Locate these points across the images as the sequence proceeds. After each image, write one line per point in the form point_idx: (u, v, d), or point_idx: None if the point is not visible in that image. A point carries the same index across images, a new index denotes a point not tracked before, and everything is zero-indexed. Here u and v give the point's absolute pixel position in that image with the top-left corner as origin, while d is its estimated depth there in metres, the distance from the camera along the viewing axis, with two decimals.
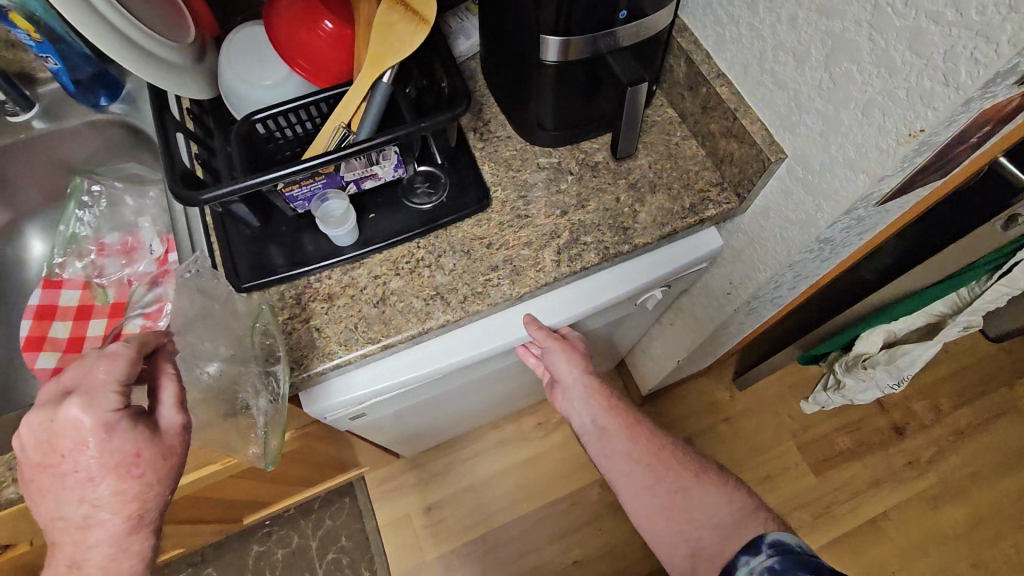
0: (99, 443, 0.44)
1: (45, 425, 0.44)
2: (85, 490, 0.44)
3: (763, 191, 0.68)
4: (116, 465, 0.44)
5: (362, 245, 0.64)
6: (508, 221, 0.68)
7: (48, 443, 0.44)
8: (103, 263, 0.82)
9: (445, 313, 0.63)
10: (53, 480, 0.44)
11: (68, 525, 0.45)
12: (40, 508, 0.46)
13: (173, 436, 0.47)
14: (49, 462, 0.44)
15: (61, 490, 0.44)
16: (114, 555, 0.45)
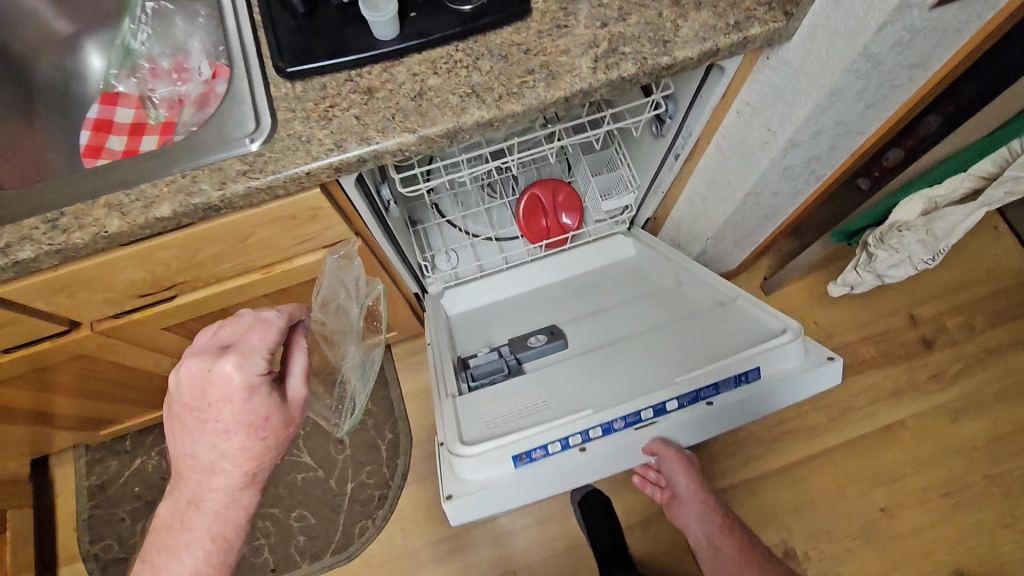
0: (243, 400, 0.59)
1: (203, 373, 0.59)
2: (220, 438, 0.60)
3: (811, 9, 0.65)
4: (248, 423, 0.60)
5: (402, 40, 0.66)
6: (547, 30, 0.68)
7: (201, 394, 0.59)
8: (154, 83, 0.86)
9: (479, 110, 0.64)
10: (197, 423, 0.61)
11: (200, 459, 0.61)
12: (180, 438, 0.63)
13: (295, 403, 0.62)
14: (198, 406, 0.60)
15: (202, 432, 0.60)
16: (230, 495, 0.63)
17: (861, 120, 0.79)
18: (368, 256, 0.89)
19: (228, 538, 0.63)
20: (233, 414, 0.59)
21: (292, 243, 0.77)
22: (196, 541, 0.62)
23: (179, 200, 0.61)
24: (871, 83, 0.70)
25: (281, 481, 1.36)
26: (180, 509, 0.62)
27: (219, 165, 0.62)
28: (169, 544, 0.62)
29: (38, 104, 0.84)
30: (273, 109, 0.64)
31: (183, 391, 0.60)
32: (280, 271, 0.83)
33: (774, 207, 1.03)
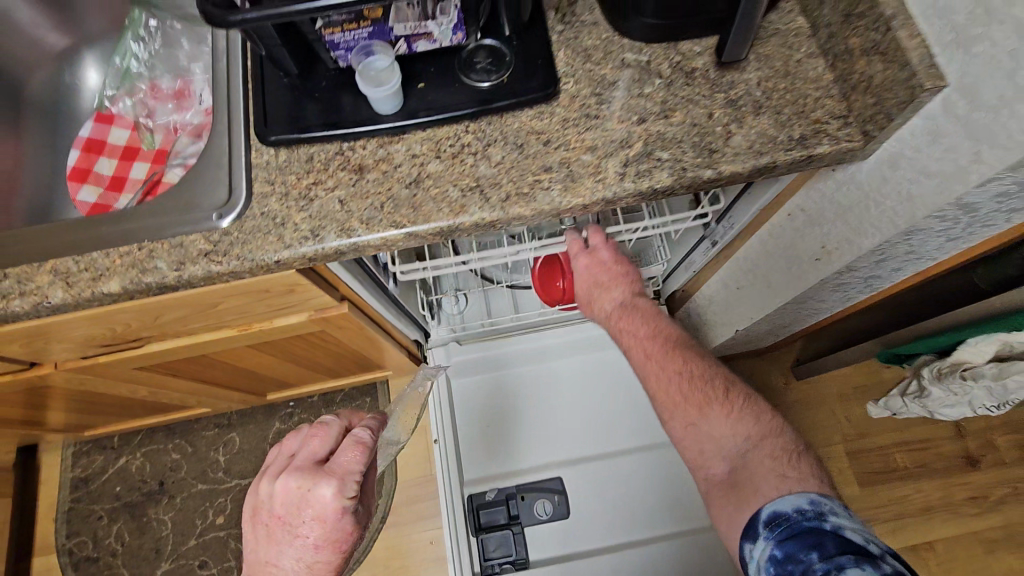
0: (332, 521, 0.51)
1: (301, 492, 0.50)
2: (303, 556, 0.51)
3: (896, 133, 0.53)
4: (332, 541, 0.51)
5: (404, 115, 0.57)
6: (573, 119, 0.58)
7: (296, 514, 0.51)
8: (153, 105, 0.79)
9: (480, 209, 0.55)
10: (284, 536, 0.51)
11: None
12: (261, 552, 0.53)
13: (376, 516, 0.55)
14: (289, 521, 0.51)
15: (289, 548, 0.51)
16: None
17: (937, 250, 0.67)
18: (359, 318, 0.81)
19: None
20: (322, 535, 0.50)
21: (271, 311, 0.70)
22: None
23: (131, 276, 0.54)
24: (958, 225, 0.58)
25: None
26: None
27: (181, 240, 0.55)
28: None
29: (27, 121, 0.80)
30: (251, 179, 0.57)
31: (272, 506, 0.51)
32: (258, 332, 0.76)
33: (820, 310, 0.91)
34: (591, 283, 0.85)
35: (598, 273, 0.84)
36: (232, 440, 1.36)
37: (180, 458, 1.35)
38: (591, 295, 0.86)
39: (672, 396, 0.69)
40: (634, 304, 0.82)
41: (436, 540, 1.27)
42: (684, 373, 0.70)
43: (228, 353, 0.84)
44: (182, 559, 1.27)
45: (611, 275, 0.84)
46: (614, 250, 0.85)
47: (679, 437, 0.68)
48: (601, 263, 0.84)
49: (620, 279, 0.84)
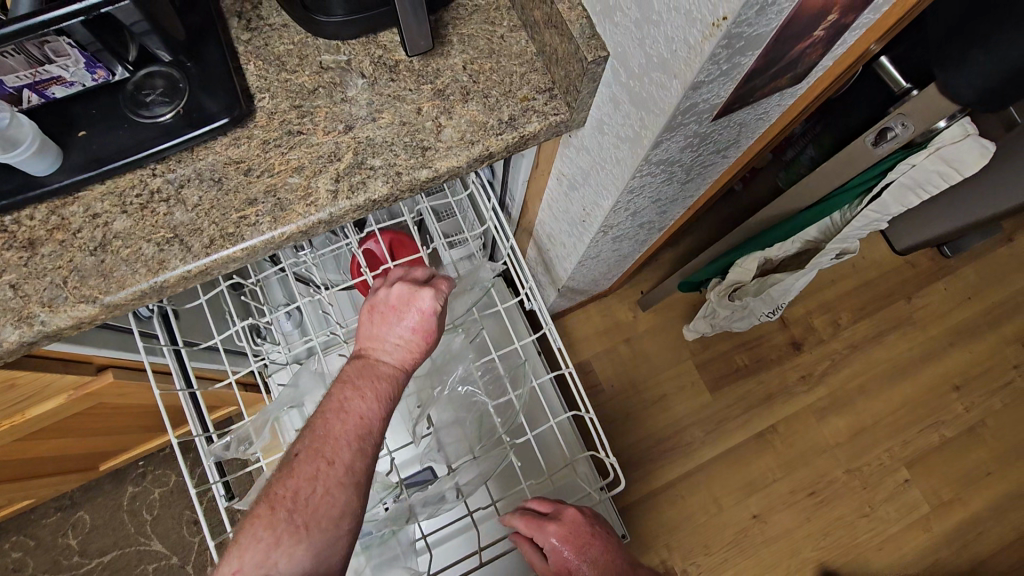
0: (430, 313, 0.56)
1: (409, 288, 0.57)
2: (407, 334, 0.56)
3: (594, 100, 0.54)
4: (427, 332, 0.56)
5: (68, 172, 0.50)
6: (274, 138, 0.54)
7: (406, 299, 0.56)
8: None
9: (181, 260, 0.50)
10: (390, 317, 0.56)
11: (384, 348, 0.55)
12: (363, 330, 0.56)
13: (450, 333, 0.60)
14: (400, 308, 0.56)
15: (395, 327, 0.55)
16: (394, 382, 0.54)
17: (681, 193, 0.71)
18: (138, 380, 0.74)
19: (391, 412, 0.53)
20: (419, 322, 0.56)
21: (8, 406, 0.62)
22: (374, 387, 0.52)
23: None
24: (676, 172, 0.61)
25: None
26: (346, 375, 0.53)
27: None
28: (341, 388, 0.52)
29: None
30: None
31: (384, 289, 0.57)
32: (10, 427, 0.67)
33: (623, 255, 0.96)
34: (563, 558, 0.61)
35: (578, 553, 0.61)
36: (82, 519, 1.24)
37: (24, 555, 1.21)
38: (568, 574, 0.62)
39: None
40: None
41: None
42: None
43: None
44: None
45: (587, 548, 0.61)
46: (583, 514, 0.62)
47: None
48: (576, 532, 0.61)
49: (599, 555, 0.61)
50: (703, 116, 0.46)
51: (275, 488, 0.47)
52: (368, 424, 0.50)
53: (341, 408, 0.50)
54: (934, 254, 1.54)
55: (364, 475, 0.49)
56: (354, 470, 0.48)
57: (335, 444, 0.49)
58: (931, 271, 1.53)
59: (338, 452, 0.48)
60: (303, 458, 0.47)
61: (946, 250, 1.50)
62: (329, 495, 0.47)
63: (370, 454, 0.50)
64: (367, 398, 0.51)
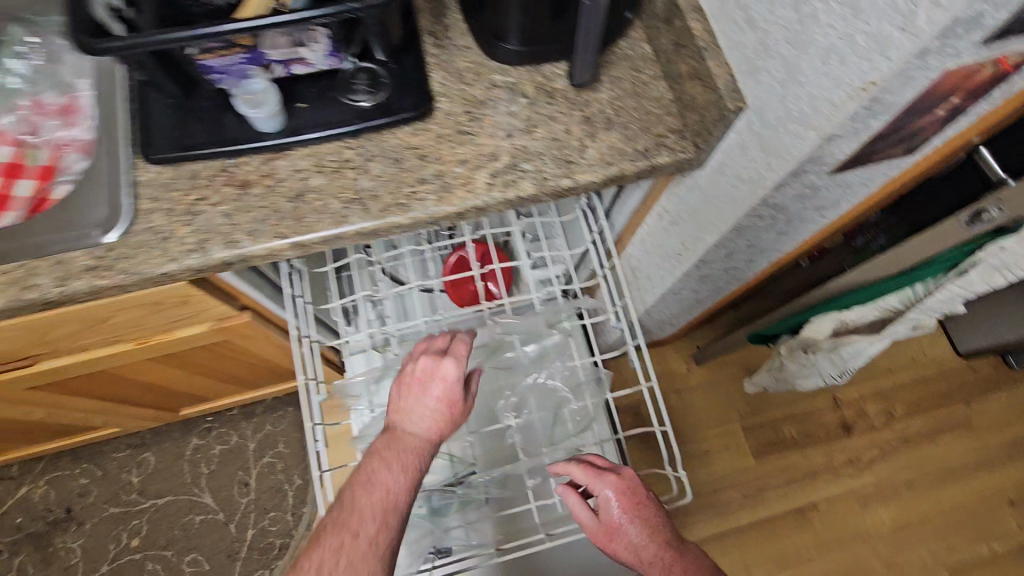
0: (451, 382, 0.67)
1: (433, 361, 0.68)
2: (432, 405, 0.66)
3: (720, 145, 0.63)
4: (449, 401, 0.66)
5: (286, 133, 0.61)
6: (447, 133, 0.64)
7: (430, 373, 0.67)
8: (37, 121, 0.80)
9: (361, 218, 0.60)
10: (417, 389, 0.67)
11: (411, 416, 0.65)
12: (394, 401, 0.67)
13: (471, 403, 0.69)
14: (424, 379, 0.67)
15: (421, 398, 0.66)
16: (416, 454, 0.63)
17: (773, 244, 0.78)
18: (263, 327, 0.84)
19: (413, 481, 0.61)
20: (442, 392, 0.66)
21: (168, 323, 0.72)
22: (398, 459, 0.62)
23: (12, 292, 0.55)
24: (779, 220, 0.69)
25: (178, 522, 1.28)
26: (378, 449, 0.63)
27: (63, 256, 0.57)
28: (370, 463, 0.61)
29: None
30: (136, 196, 0.59)
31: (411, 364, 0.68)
32: (156, 344, 0.77)
33: (699, 300, 1.02)
34: (615, 513, 0.65)
35: (633, 511, 0.65)
36: (147, 460, 1.33)
37: (89, 483, 1.30)
38: (612, 538, 0.65)
39: None
40: (676, 548, 0.63)
41: None
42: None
43: (127, 368, 0.84)
44: None
45: (640, 505, 0.65)
46: (639, 478, 0.68)
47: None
48: (633, 489, 0.66)
49: (650, 515, 0.65)
50: (824, 166, 0.54)
51: (306, 556, 0.56)
52: (392, 499, 0.59)
53: (368, 483, 0.60)
54: (998, 362, 1.52)
55: (386, 545, 0.57)
56: (378, 540, 0.57)
57: (360, 517, 0.57)
58: (994, 378, 1.51)
59: (362, 525, 0.57)
60: (331, 531, 0.57)
61: (1012, 361, 1.49)
62: (366, 551, 0.56)
63: (392, 525, 0.58)
64: (392, 471, 0.61)
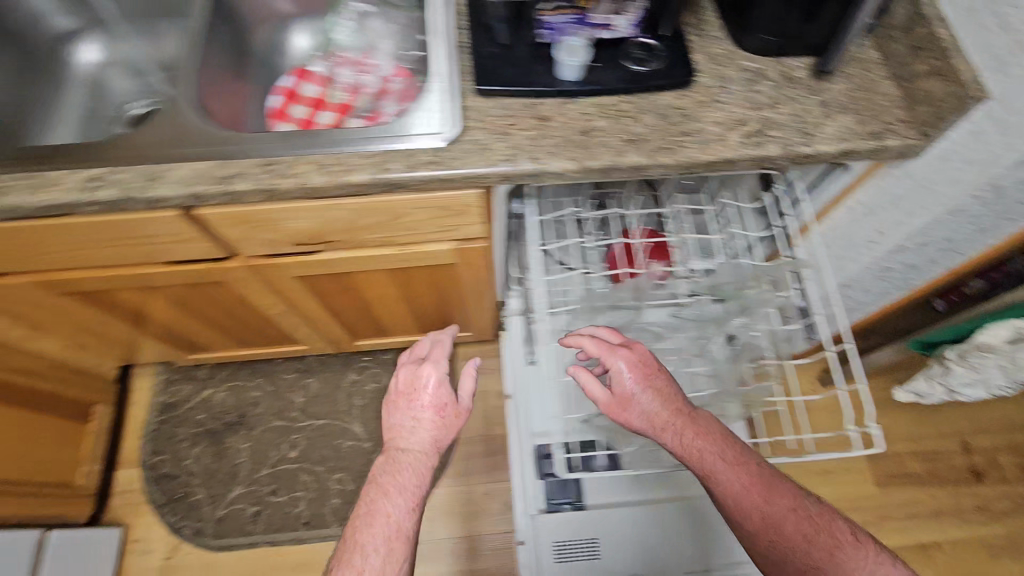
0: (436, 385, 0.79)
1: (412, 373, 0.81)
2: (422, 412, 0.78)
3: (948, 135, 0.73)
4: (438, 404, 0.78)
5: (581, 83, 0.76)
6: (705, 101, 0.77)
7: (413, 382, 0.80)
8: (339, 69, 1.00)
9: (636, 155, 0.74)
10: (404, 403, 0.79)
11: (405, 426, 0.77)
12: (388, 422, 0.79)
13: (467, 409, 0.80)
14: (408, 392, 0.80)
15: (410, 408, 0.78)
16: (415, 468, 0.73)
17: (967, 243, 0.85)
18: (484, 258, 0.98)
19: (417, 495, 0.70)
20: (429, 398, 0.78)
21: (434, 231, 0.87)
22: (395, 483, 0.70)
23: (374, 172, 0.72)
24: (989, 211, 0.78)
25: (330, 442, 1.44)
26: (378, 473, 0.72)
27: (410, 151, 0.73)
28: (372, 489, 0.70)
29: (247, 68, 0.97)
30: (462, 115, 0.75)
31: (396, 383, 0.81)
32: (411, 252, 0.93)
33: (862, 302, 1.09)
34: (629, 384, 0.74)
35: (645, 379, 0.75)
36: (310, 385, 1.50)
37: (261, 395, 1.48)
38: (626, 406, 0.74)
39: (774, 518, 0.67)
40: (693, 415, 0.73)
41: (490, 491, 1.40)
42: (757, 481, 0.69)
43: (370, 274, 1.01)
44: (255, 484, 1.39)
45: (652, 376, 0.75)
46: (652, 356, 0.78)
47: (791, 556, 0.66)
48: (646, 361, 0.76)
49: (662, 384, 0.75)
50: None
51: None
52: (395, 522, 0.67)
53: (372, 514, 0.67)
54: None
55: (401, 563, 0.65)
56: (392, 561, 0.64)
57: (369, 544, 0.65)
58: None
59: (366, 556, 0.64)
60: (345, 564, 0.63)
61: None
62: (392, 536, 0.66)
63: (402, 550, 0.65)
64: (391, 495, 0.69)
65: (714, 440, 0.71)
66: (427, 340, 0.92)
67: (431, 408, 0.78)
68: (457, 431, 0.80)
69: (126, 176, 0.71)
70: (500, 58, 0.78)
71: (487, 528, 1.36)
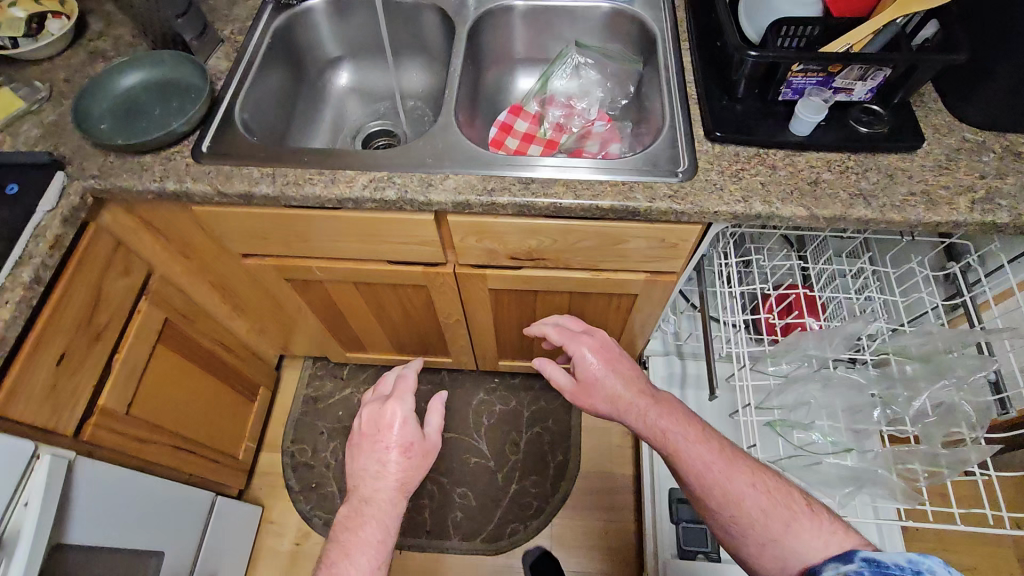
0: (403, 423, 0.79)
1: (377, 413, 0.81)
2: (395, 456, 0.77)
3: None
4: (406, 444, 0.78)
5: (810, 139, 0.83)
6: (930, 166, 0.82)
7: (377, 421, 0.80)
8: (549, 109, 1.12)
9: (864, 209, 0.78)
10: (369, 444, 0.79)
11: (370, 470, 0.77)
12: (354, 464, 0.79)
13: (435, 443, 0.81)
14: (373, 432, 0.79)
15: (376, 452, 0.78)
16: (383, 509, 0.75)
17: None
18: (666, 292, 1.04)
19: (388, 542, 0.73)
20: (398, 435, 0.77)
21: (638, 261, 0.94)
22: (361, 529, 0.72)
23: (619, 199, 0.80)
24: None
25: (457, 456, 1.49)
26: (350, 515, 0.74)
27: (651, 184, 0.81)
28: (338, 550, 0.71)
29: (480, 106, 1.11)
30: (696, 157, 0.83)
31: (360, 423, 0.81)
32: (606, 278, 0.99)
33: None
34: (595, 369, 0.91)
35: (608, 364, 0.92)
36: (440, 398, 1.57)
37: None
38: (594, 388, 0.90)
39: (738, 487, 0.76)
40: (652, 397, 0.87)
41: (610, 530, 1.39)
42: (717, 458, 0.80)
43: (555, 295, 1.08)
44: None
45: (615, 361, 0.92)
46: (611, 344, 0.95)
47: (748, 525, 0.74)
48: (607, 347, 0.93)
49: (625, 370, 0.91)
50: None
51: None
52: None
53: (338, 569, 0.69)
54: None
55: None
56: None
57: None
58: None
59: None
60: None
61: None
62: (382, 537, 0.72)
63: None
64: (353, 556, 0.70)
65: (677, 422, 0.83)
66: (388, 372, 0.89)
67: (397, 449, 0.77)
68: (428, 465, 0.80)
69: (406, 180, 0.82)
70: (732, 111, 0.86)
71: (606, 566, 1.35)
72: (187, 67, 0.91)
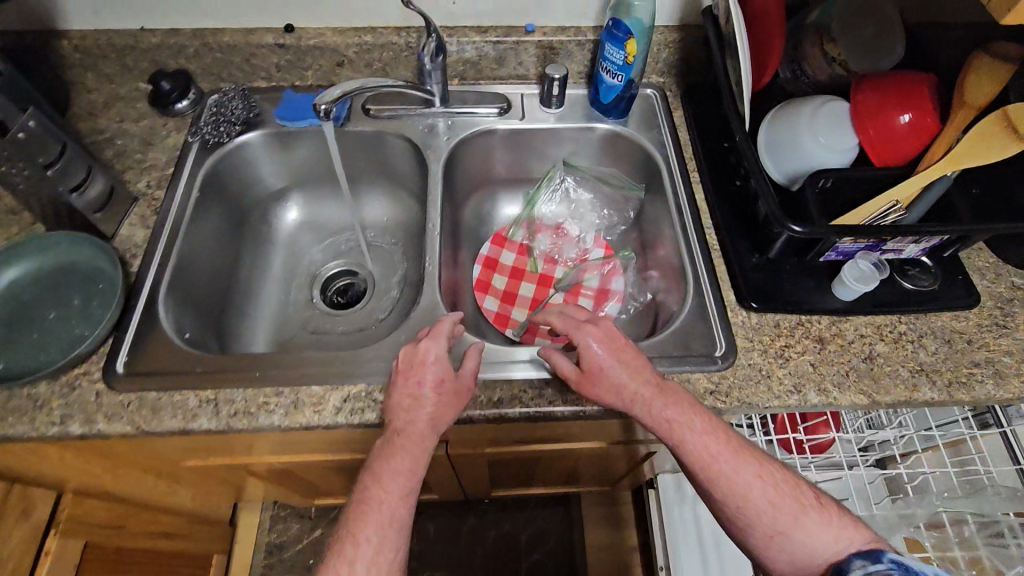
0: (433, 367, 0.61)
1: (417, 351, 0.63)
2: (432, 391, 0.61)
3: None
4: (446, 383, 0.61)
5: (856, 304, 0.72)
6: (987, 325, 0.73)
7: (414, 358, 0.63)
8: (536, 234, 0.97)
9: (930, 390, 0.68)
10: (408, 375, 0.62)
11: (400, 410, 0.60)
12: (391, 398, 0.61)
13: (469, 384, 0.63)
14: (410, 368, 0.62)
15: (408, 391, 0.61)
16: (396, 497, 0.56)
17: None
18: None
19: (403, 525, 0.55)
20: (434, 374, 0.61)
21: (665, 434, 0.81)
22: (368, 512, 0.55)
23: None
24: None
25: None
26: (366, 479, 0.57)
27: (687, 376, 0.68)
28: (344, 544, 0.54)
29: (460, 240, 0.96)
30: (732, 333, 0.71)
31: (397, 361, 0.63)
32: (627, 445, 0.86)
33: None
34: (598, 358, 0.62)
35: (613, 352, 0.62)
36: (427, 529, 1.40)
37: None
38: (593, 380, 0.62)
39: (751, 485, 0.57)
40: (660, 383, 0.61)
41: None
42: (723, 446, 0.59)
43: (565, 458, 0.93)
44: None
45: (624, 350, 0.62)
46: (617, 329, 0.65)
47: (752, 519, 0.57)
48: (616, 336, 0.63)
49: (633, 359, 0.62)
50: None
51: None
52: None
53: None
54: None
55: None
56: None
57: None
58: None
59: None
60: None
61: None
62: (379, 552, 0.53)
63: None
64: (359, 543, 0.53)
65: (694, 412, 0.60)
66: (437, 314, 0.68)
67: (433, 382, 0.60)
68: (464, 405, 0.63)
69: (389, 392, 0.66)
70: (765, 270, 0.74)
71: None
72: (90, 249, 0.71)
